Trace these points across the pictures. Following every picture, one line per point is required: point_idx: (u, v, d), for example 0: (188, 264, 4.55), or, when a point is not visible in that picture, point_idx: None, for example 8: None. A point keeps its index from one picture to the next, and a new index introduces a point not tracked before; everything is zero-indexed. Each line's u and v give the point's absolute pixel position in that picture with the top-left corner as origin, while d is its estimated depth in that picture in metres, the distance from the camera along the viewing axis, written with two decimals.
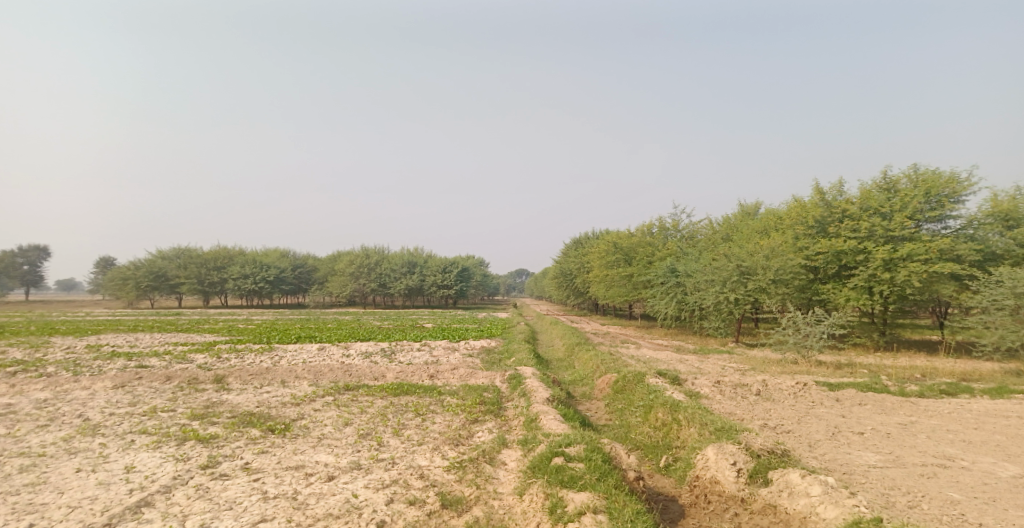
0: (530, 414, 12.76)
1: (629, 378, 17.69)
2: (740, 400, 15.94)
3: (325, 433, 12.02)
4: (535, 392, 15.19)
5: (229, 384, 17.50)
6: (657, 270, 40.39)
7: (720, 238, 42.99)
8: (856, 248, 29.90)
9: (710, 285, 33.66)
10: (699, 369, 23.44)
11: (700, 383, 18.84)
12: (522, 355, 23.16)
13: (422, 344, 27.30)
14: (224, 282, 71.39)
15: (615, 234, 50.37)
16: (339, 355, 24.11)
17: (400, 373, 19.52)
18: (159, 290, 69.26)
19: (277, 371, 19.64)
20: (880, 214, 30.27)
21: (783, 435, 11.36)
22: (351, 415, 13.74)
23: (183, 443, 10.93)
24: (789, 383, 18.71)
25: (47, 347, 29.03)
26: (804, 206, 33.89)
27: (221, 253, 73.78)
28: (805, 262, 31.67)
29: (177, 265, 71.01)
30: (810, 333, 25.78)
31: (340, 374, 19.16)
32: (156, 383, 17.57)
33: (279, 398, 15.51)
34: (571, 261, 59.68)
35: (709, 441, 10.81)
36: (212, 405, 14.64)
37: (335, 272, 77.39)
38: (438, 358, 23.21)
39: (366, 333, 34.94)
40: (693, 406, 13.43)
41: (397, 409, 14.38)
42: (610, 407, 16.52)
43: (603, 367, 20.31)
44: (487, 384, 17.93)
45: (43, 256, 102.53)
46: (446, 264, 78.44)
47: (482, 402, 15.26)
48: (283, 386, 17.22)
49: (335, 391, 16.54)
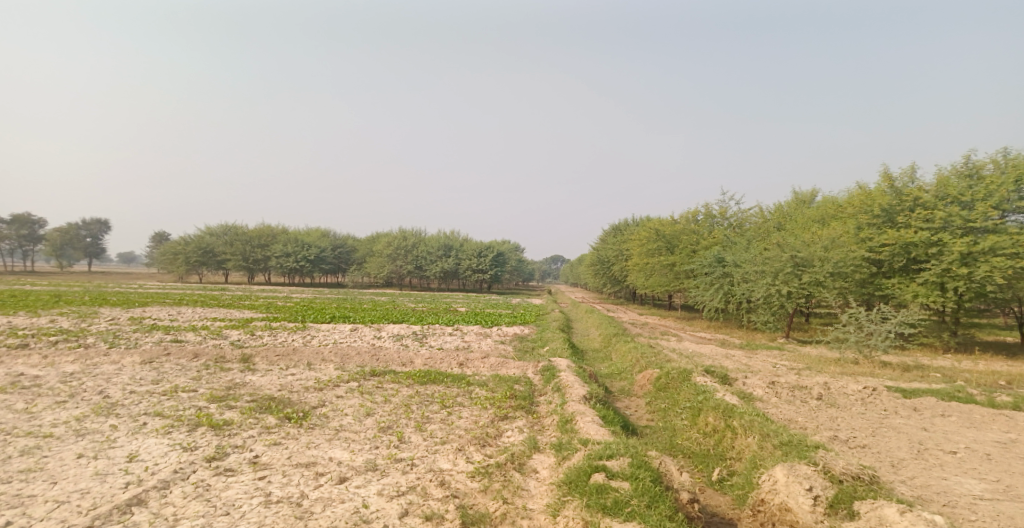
0: (565, 413, 11.65)
1: (674, 375, 16.38)
2: (798, 406, 14.49)
3: (343, 425, 11.18)
4: (570, 387, 14.05)
5: (256, 364, 16.89)
6: (702, 259, 38.54)
7: (770, 227, 40.85)
8: (928, 239, 27.66)
9: (760, 276, 31.81)
10: (748, 367, 21.92)
11: (751, 384, 17.41)
12: (558, 344, 22.05)
13: (455, 328, 26.45)
14: (267, 260, 72.26)
15: (658, 221, 48.50)
16: (370, 338, 23.44)
17: (430, 360, 18.64)
18: (206, 265, 70.60)
19: (305, 352, 19.00)
20: (959, 203, 27.92)
21: (857, 454, 9.97)
22: (374, 404, 12.90)
23: (194, 428, 10.20)
24: (852, 387, 17.10)
25: (88, 318, 29.26)
26: (869, 195, 31.67)
27: (265, 231, 74.72)
28: (868, 254, 29.55)
29: (223, 241, 72.16)
30: (874, 331, 24.15)
31: (368, 359, 18.41)
32: (184, 360, 17.08)
33: (302, 383, 14.80)
34: (610, 247, 58.06)
35: (771, 458, 9.53)
36: (234, 387, 13.97)
37: (374, 253, 77.53)
38: (471, 345, 22.28)
39: (400, 314, 34.33)
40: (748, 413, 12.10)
41: (423, 400, 13.47)
42: (652, 407, 15.31)
43: (644, 361, 19.04)
44: (520, 375, 16.90)
45: (100, 229, 106.38)
46: (484, 248, 77.78)
47: (513, 396, 14.22)
48: (309, 369, 16.51)
49: (361, 377, 15.74)
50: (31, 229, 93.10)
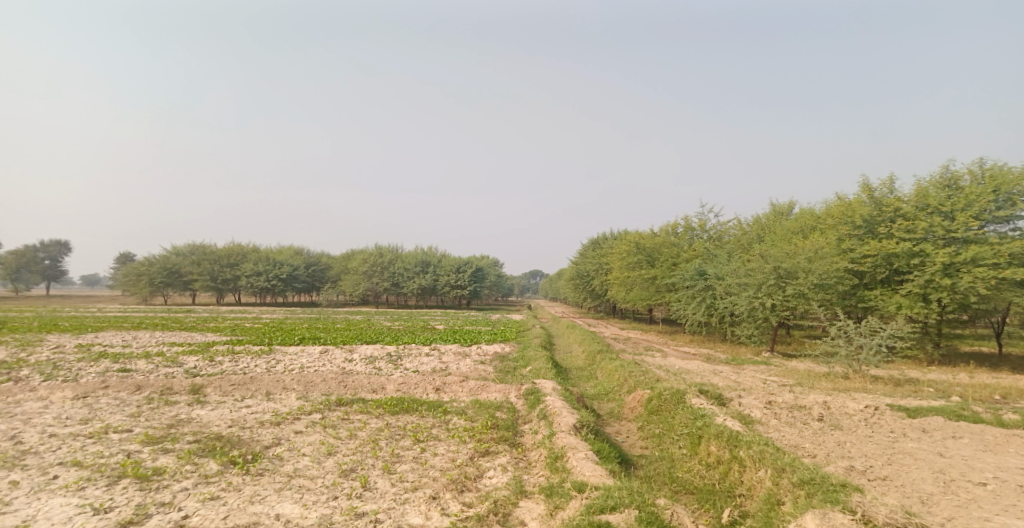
0: (555, 447, 10.29)
1: (667, 396, 15.15)
2: (802, 429, 13.36)
3: (298, 469, 9.65)
4: (558, 415, 12.68)
5: (207, 396, 15.20)
6: (683, 272, 37.62)
7: (751, 240, 40.21)
8: (910, 250, 27.07)
9: (744, 289, 30.93)
10: (740, 384, 20.83)
11: (749, 404, 16.25)
12: (540, 363, 20.69)
13: (431, 348, 24.95)
14: (236, 279, 69.84)
15: (638, 234, 47.61)
16: (340, 361, 21.83)
17: (402, 385, 17.12)
18: (172, 286, 67.98)
19: (264, 380, 17.32)
20: (940, 213, 27.43)
21: (885, 492, 8.86)
22: (337, 441, 11.38)
23: (113, 482, 8.64)
24: (854, 405, 16.05)
25: (33, 345, 26.99)
26: (848, 206, 31.31)
27: (234, 250, 72.42)
28: (851, 265, 28.93)
29: (191, 261, 69.67)
30: (863, 345, 23.22)
31: (334, 386, 16.81)
32: (125, 393, 15.30)
33: (256, 417, 13.18)
34: (589, 262, 57.07)
35: (793, 503, 8.62)
36: (176, 424, 12.32)
37: (349, 271, 75.46)
38: (448, 366, 20.80)
39: (373, 334, 32.66)
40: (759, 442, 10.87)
41: (393, 435, 11.96)
42: (645, 433, 14.05)
43: (632, 382, 17.78)
44: (500, 400, 15.52)
45: (62, 251, 102.43)
46: (461, 265, 76.21)
47: (495, 425, 12.80)
48: (266, 399, 14.91)
49: (324, 408, 14.18)
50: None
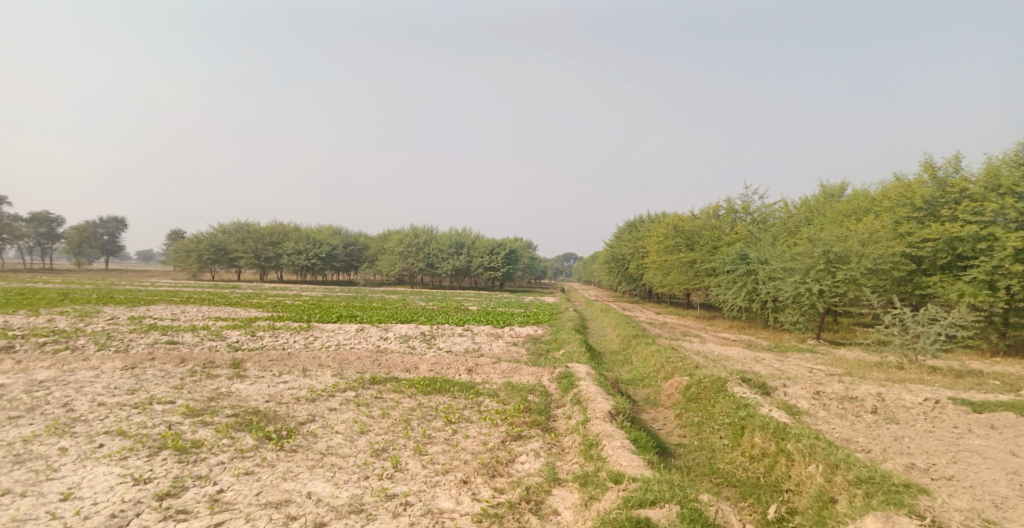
0: (589, 435, 10.02)
1: (707, 384, 14.70)
2: (854, 422, 13.02)
3: (331, 446, 9.64)
4: (593, 401, 12.35)
5: (246, 370, 15.38)
6: (724, 256, 36.56)
7: (796, 223, 38.85)
8: (977, 234, 25.70)
9: (789, 274, 29.83)
10: (782, 372, 20.19)
11: (793, 394, 15.69)
12: (575, 346, 20.43)
13: (465, 328, 24.93)
14: (279, 257, 71.31)
15: (676, 216, 46.52)
16: (376, 340, 21.94)
17: (436, 364, 17.08)
18: (218, 263, 69.80)
19: (300, 356, 17.48)
20: (1012, 194, 25.85)
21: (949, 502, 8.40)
22: (370, 420, 11.36)
23: (155, 452, 8.70)
24: (908, 398, 15.40)
25: (84, 317, 27.86)
26: (908, 187, 29.86)
27: (276, 229, 73.89)
28: (908, 250, 27.65)
29: (235, 239, 71.39)
30: (921, 334, 22.20)
31: (369, 364, 16.89)
32: (170, 365, 15.58)
33: (293, 393, 13.27)
34: (625, 244, 56.22)
35: (850, 504, 8.47)
36: (217, 397, 12.41)
37: (386, 251, 76.26)
38: (482, 347, 20.73)
39: (408, 313, 32.84)
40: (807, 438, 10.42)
41: (425, 415, 11.87)
42: (683, 421, 13.67)
43: (670, 367, 17.35)
44: (534, 383, 15.32)
45: (114, 226, 106.09)
46: (496, 246, 76.20)
47: (527, 409, 12.55)
48: (303, 376, 15.02)
49: (360, 386, 14.21)
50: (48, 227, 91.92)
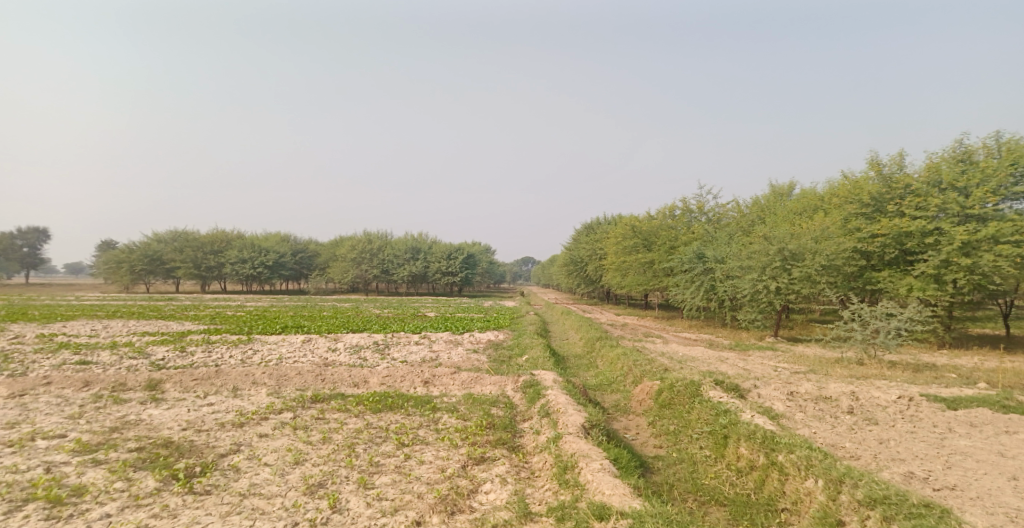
0: (563, 456, 8.89)
1: (680, 388, 13.63)
2: (835, 425, 12.16)
3: (254, 484, 8.04)
4: (565, 414, 11.09)
5: (165, 392, 13.41)
6: (682, 255, 36.07)
7: (750, 222, 38.81)
8: (924, 229, 25.73)
9: (746, 272, 29.39)
10: (750, 372, 19.43)
11: (768, 395, 14.82)
12: (537, 352, 19.14)
13: (420, 336, 23.30)
14: (221, 267, 67.68)
15: (633, 217, 45.95)
16: (321, 352, 20.12)
17: (386, 377, 15.49)
18: (154, 274, 65.81)
19: (230, 374, 15.55)
20: (954, 189, 25.98)
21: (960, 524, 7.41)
22: (307, 447, 9.75)
23: (15, 508, 7.30)
24: (884, 396, 14.74)
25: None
26: (855, 184, 29.88)
27: (218, 237, 70.21)
28: (858, 246, 27.57)
29: (173, 248, 67.36)
30: (879, 329, 21.77)
31: (310, 380, 15.16)
32: (73, 390, 13.46)
33: (217, 417, 11.49)
34: (582, 246, 55.47)
35: None
36: (120, 427, 10.50)
37: (336, 258, 73.54)
38: (437, 356, 19.20)
39: (359, 322, 30.91)
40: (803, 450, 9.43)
41: (373, 437, 10.35)
42: (657, 430, 12.57)
43: (638, 371, 16.26)
44: (494, 394, 13.92)
45: (42, 238, 99.15)
46: (452, 251, 74.44)
47: (490, 425, 11.17)
48: (232, 397, 13.19)
49: (297, 405, 12.52)
50: None
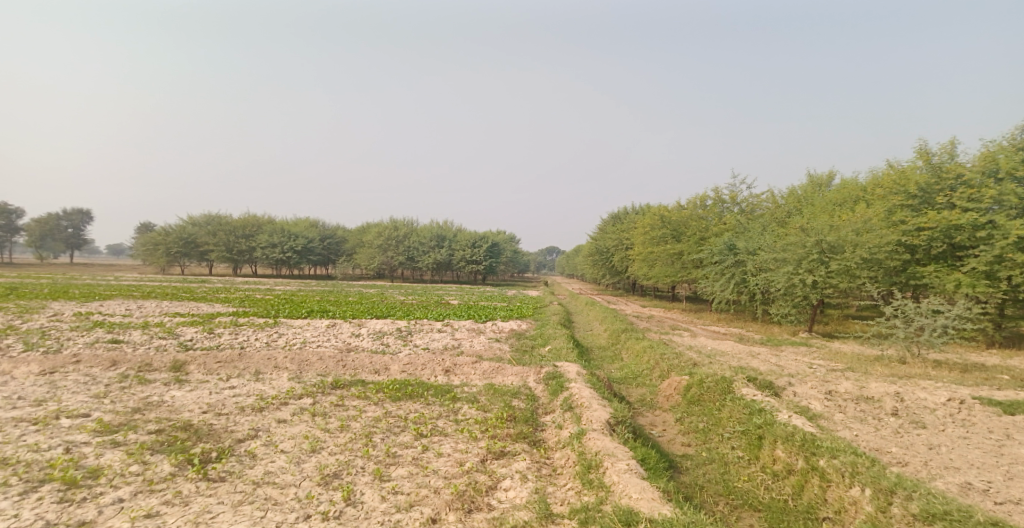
0: (586, 455, 8.52)
1: (711, 384, 13.08)
2: (878, 427, 11.51)
3: (268, 472, 7.87)
4: (588, 408, 10.66)
5: (188, 374, 13.36)
6: (712, 247, 35.14)
7: (785, 213, 37.64)
8: (976, 222, 24.52)
9: (781, 265, 28.42)
10: (783, 369, 18.73)
11: (804, 394, 14.17)
12: (563, 342, 18.71)
13: (444, 323, 23.06)
14: (252, 251, 68.60)
15: (663, 207, 45.01)
16: (345, 337, 20.01)
17: (409, 365, 15.25)
18: (189, 257, 67.04)
19: (254, 357, 15.48)
20: (1011, 180, 24.68)
21: None
22: (324, 435, 9.54)
23: (31, 489, 7.20)
24: (930, 398, 13.98)
25: (26, 313, 25.41)
26: (901, 174, 28.65)
27: (250, 221, 71.13)
28: (903, 239, 26.45)
29: (206, 231, 68.46)
30: (925, 326, 20.82)
31: (332, 365, 15.00)
32: (99, 369, 13.49)
33: (237, 401, 11.36)
34: (609, 236, 54.67)
35: None
36: (142, 408, 10.41)
37: (364, 244, 73.98)
38: (461, 344, 18.93)
39: (384, 308, 30.85)
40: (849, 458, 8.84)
41: (392, 427, 10.09)
42: (687, 427, 12.07)
43: (666, 365, 15.74)
44: (518, 385, 13.57)
45: (81, 220, 101.84)
46: (479, 238, 74.22)
47: (512, 417, 10.82)
48: (254, 381, 13.08)
49: (318, 391, 12.34)
50: (10, 218, 87.62)
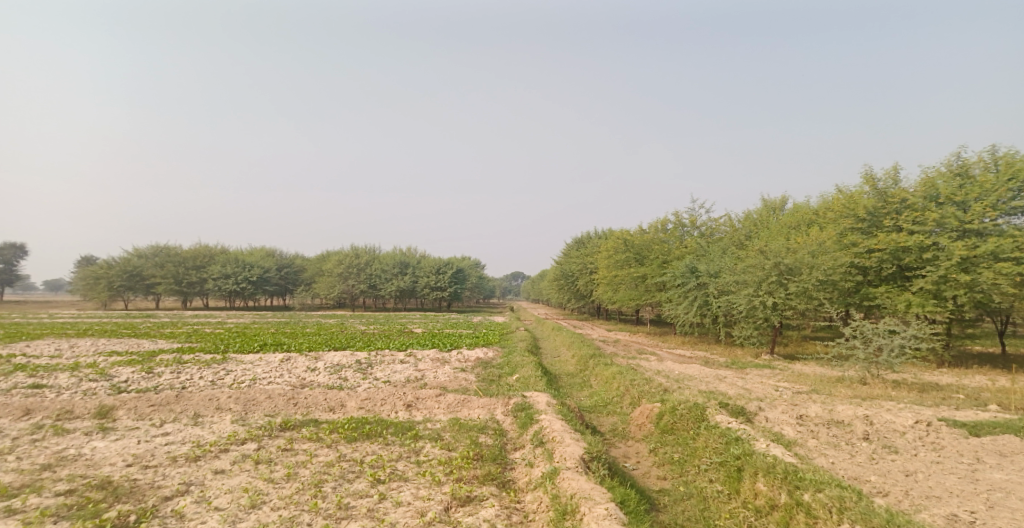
0: (563, 508, 7.81)
1: (683, 411, 12.52)
2: (854, 453, 11.11)
3: None
4: (561, 444, 9.91)
5: (116, 421, 12.10)
6: (674, 270, 35.12)
7: (743, 236, 38.01)
8: (922, 244, 24.94)
9: (741, 287, 28.42)
10: (752, 392, 18.39)
11: (776, 419, 13.75)
12: (529, 370, 17.96)
13: (405, 354, 22.05)
14: (203, 283, 65.93)
15: (625, 231, 45.02)
16: (299, 372, 18.82)
17: (366, 401, 14.24)
18: (134, 290, 63.90)
19: (194, 398, 14.24)
20: (951, 204, 25.25)
21: None
22: (267, 486, 8.55)
23: None
24: (900, 419, 13.71)
25: None
26: (849, 199, 29.14)
27: (201, 252, 68.50)
28: (855, 261, 26.76)
29: (154, 263, 65.54)
30: (883, 347, 20.84)
31: (281, 404, 13.89)
32: (12, 420, 12.10)
33: (169, 449, 10.22)
34: (572, 261, 54.45)
35: None
36: (54, 465, 9.22)
37: (323, 273, 72.03)
38: (422, 375, 17.98)
39: (343, 339, 29.55)
40: (834, 492, 8.30)
41: (344, 473, 9.14)
42: (661, 459, 11.45)
43: (636, 392, 15.15)
44: (483, 419, 12.74)
45: (19, 254, 96.52)
46: (441, 265, 73.13)
47: (478, 456, 9.98)
48: (192, 425, 11.91)
49: (264, 434, 11.26)
50: None
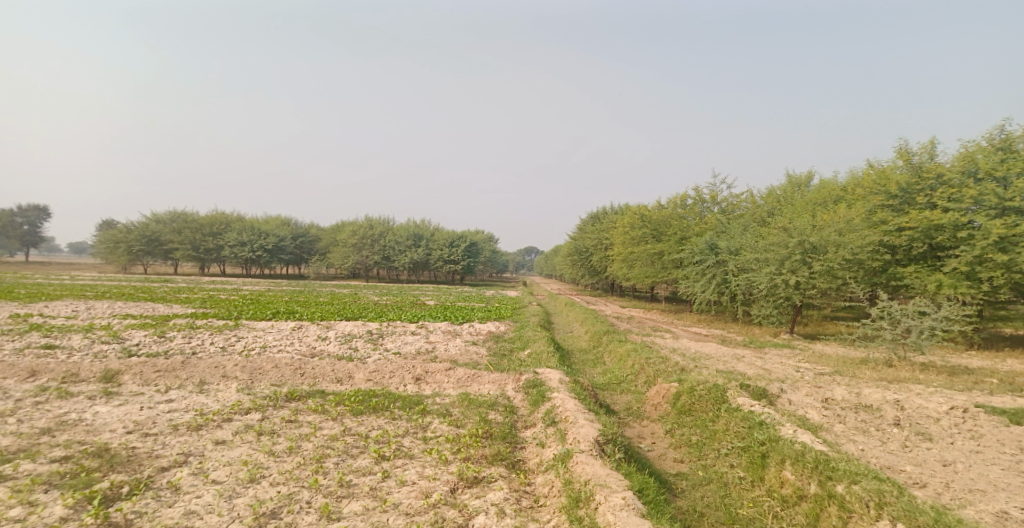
0: (579, 494, 7.40)
1: (703, 392, 12.00)
2: (885, 441, 10.56)
3: None
4: (575, 424, 9.47)
5: (121, 386, 11.86)
6: (693, 247, 34.32)
7: (764, 213, 37.01)
8: (957, 222, 23.93)
9: (763, 265, 27.62)
10: (772, 373, 17.82)
11: (800, 402, 13.20)
12: (542, 345, 17.51)
13: (418, 326, 21.70)
14: (220, 250, 66.14)
15: (643, 206, 44.12)
16: (309, 340, 18.55)
17: (375, 373, 13.89)
18: (152, 255, 64.27)
19: (200, 364, 13.98)
20: (990, 180, 24.11)
21: None
22: (268, 459, 8.25)
23: None
24: (931, 405, 13.08)
25: None
26: (882, 174, 28.08)
27: (218, 218, 68.60)
28: (883, 239, 25.82)
29: (171, 229, 65.79)
30: (911, 328, 20.07)
31: (289, 374, 13.59)
32: (17, 381, 11.90)
33: (171, 417, 9.94)
34: (589, 236, 53.69)
35: None
36: (53, 429, 8.96)
37: (338, 243, 71.97)
38: (434, 348, 17.64)
39: (355, 309, 29.31)
40: (870, 486, 7.80)
41: (349, 448, 8.79)
42: (678, 441, 10.98)
43: (653, 370, 14.64)
44: (494, 395, 12.31)
45: (40, 216, 97.62)
46: (456, 238, 72.71)
47: (488, 434, 9.56)
48: (197, 393, 11.63)
49: (269, 405, 10.94)
50: None
